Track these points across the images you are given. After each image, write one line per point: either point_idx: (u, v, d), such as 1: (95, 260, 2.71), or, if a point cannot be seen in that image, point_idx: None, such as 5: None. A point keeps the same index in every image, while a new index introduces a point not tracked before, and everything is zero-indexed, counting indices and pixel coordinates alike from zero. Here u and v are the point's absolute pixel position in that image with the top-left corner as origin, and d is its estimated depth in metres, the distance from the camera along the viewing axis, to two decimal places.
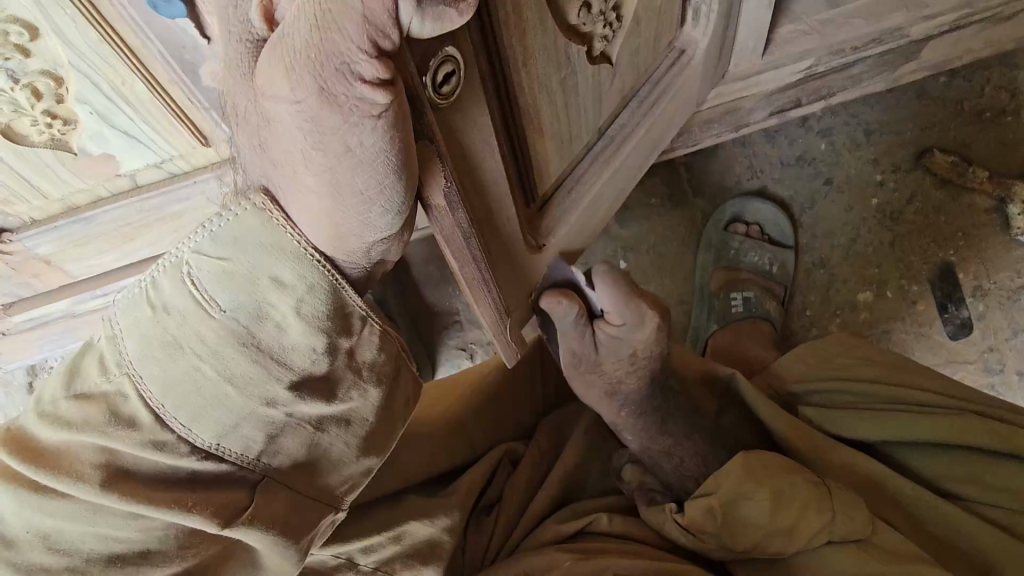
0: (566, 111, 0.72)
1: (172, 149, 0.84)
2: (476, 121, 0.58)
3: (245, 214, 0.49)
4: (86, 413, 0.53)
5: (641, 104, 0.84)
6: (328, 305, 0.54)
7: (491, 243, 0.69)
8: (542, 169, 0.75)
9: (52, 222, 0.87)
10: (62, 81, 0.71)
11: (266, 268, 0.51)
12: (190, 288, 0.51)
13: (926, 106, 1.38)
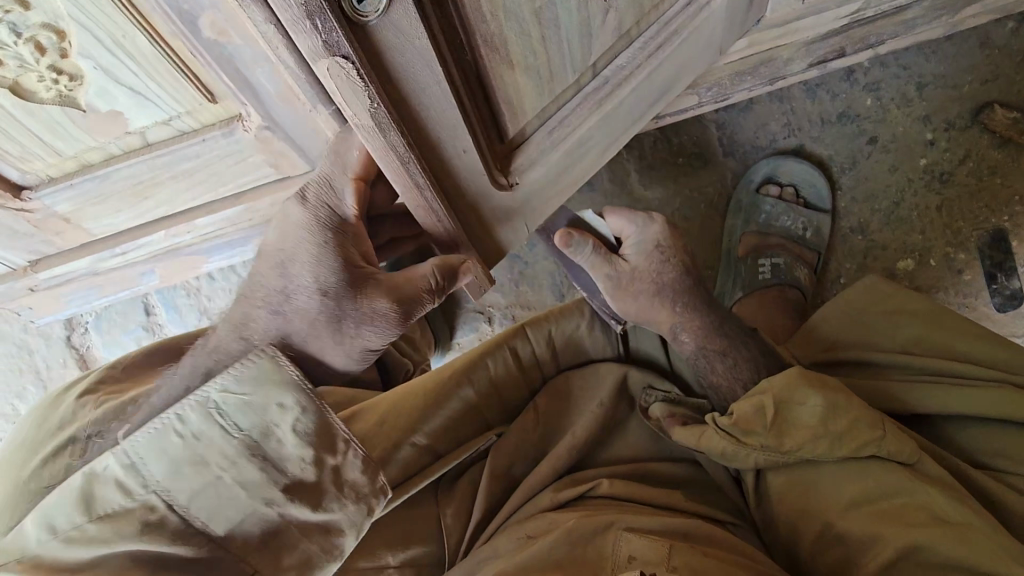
0: (541, 44, 0.64)
1: (179, 106, 0.82)
2: (411, 44, 0.54)
3: (253, 367, 0.62)
4: (112, 529, 0.60)
5: (646, 46, 0.74)
6: (317, 425, 0.64)
7: (444, 175, 0.70)
8: (512, 103, 0.70)
9: (68, 180, 0.87)
10: (64, 35, 0.68)
11: (275, 398, 0.63)
12: (214, 419, 0.62)
13: (989, 57, 1.25)
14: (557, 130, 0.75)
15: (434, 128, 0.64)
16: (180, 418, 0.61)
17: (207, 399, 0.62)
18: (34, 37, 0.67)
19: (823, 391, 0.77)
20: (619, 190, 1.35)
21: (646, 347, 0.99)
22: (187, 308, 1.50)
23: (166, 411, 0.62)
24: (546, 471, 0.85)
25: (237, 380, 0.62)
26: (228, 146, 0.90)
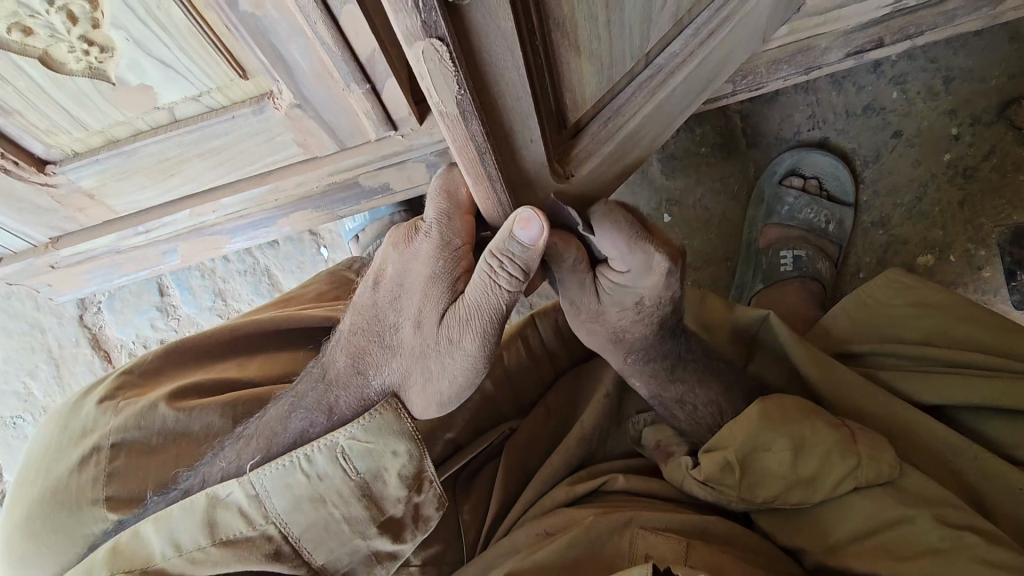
0: (605, 29, 0.63)
1: (208, 80, 0.80)
2: (499, 24, 0.48)
3: (378, 415, 0.68)
4: (236, 554, 0.65)
5: (696, 34, 0.73)
6: (414, 469, 0.69)
7: (516, 171, 0.62)
8: (575, 89, 0.65)
9: (93, 155, 0.86)
10: (97, 5, 0.66)
11: (389, 446, 0.68)
12: (340, 462, 0.67)
13: (1019, 51, 1.24)
14: (626, 120, 0.70)
15: (512, 117, 0.56)
16: (309, 459, 0.67)
17: (337, 443, 0.67)
18: (65, 6, 0.65)
19: (772, 428, 0.74)
20: (641, 179, 1.35)
21: None
22: (201, 289, 1.49)
23: (294, 453, 0.67)
24: (567, 460, 0.85)
25: (364, 431, 0.67)
26: (254, 124, 0.88)
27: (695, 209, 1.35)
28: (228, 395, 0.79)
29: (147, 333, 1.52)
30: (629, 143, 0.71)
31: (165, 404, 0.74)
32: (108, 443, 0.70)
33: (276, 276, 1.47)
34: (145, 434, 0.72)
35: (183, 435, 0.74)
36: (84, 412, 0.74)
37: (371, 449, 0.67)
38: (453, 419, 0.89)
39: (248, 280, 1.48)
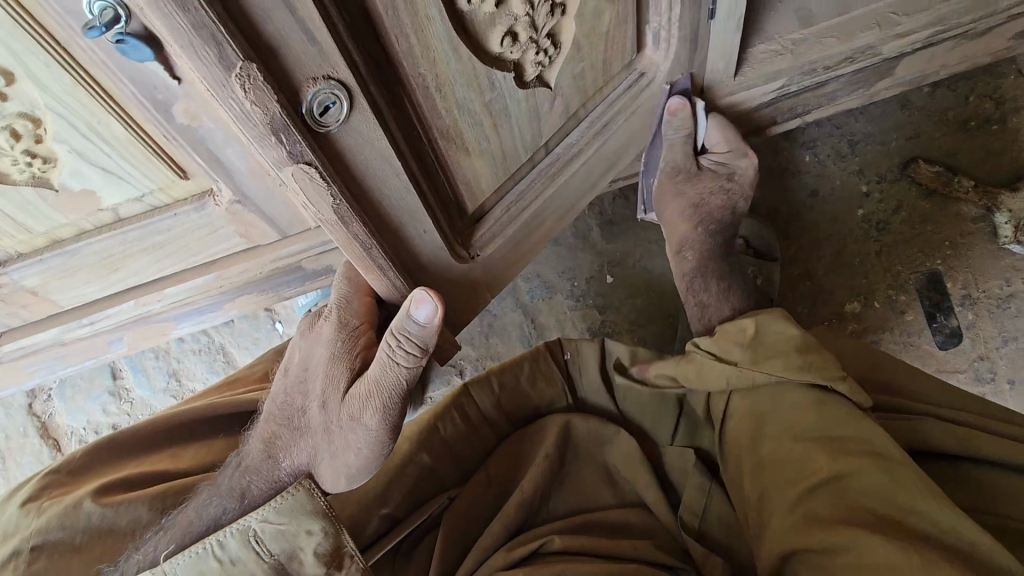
0: (493, 132, 0.75)
1: (151, 183, 0.85)
2: (372, 141, 0.60)
3: (292, 495, 0.69)
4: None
5: (591, 124, 0.88)
6: (330, 545, 0.70)
7: (407, 255, 0.74)
8: (469, 182, 0.78)
9: (38, 256, 0.89)
10: (40, 123, 0.72)
11: (303, 525, 0.69)
12: (252, 546, 0.68)
13: (911, 116, 1.38)
14: (513, 199, 0.85)
15: (394, 213, 0.68)
16: (220, 545, 0.67)
17: (249, 528, 0.68)
18: (10, 127, 0.71)
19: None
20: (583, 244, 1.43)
21: (593, 393, 1.01)
22: (155, 371, 1.49)
23: (206, 540, 0.68)
24: (507, 527, 0.85)
25: (274, 511, 0.69)
26: (198, 220, 0.92)
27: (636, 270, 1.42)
28: (154, 488, 0.79)
29: (97, 419, 1.50)
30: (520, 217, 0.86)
31: (90, 501, 0.74)
32: (28, 546, 0.70)
33: (231, 353, 1.48)
34: (68, 534, 0.72)
35: (109, 531, 0.74)
36: (6, 514, 0.74)
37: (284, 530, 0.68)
38: (394, 493, 0.88)
39: (203, 359, 1.49)
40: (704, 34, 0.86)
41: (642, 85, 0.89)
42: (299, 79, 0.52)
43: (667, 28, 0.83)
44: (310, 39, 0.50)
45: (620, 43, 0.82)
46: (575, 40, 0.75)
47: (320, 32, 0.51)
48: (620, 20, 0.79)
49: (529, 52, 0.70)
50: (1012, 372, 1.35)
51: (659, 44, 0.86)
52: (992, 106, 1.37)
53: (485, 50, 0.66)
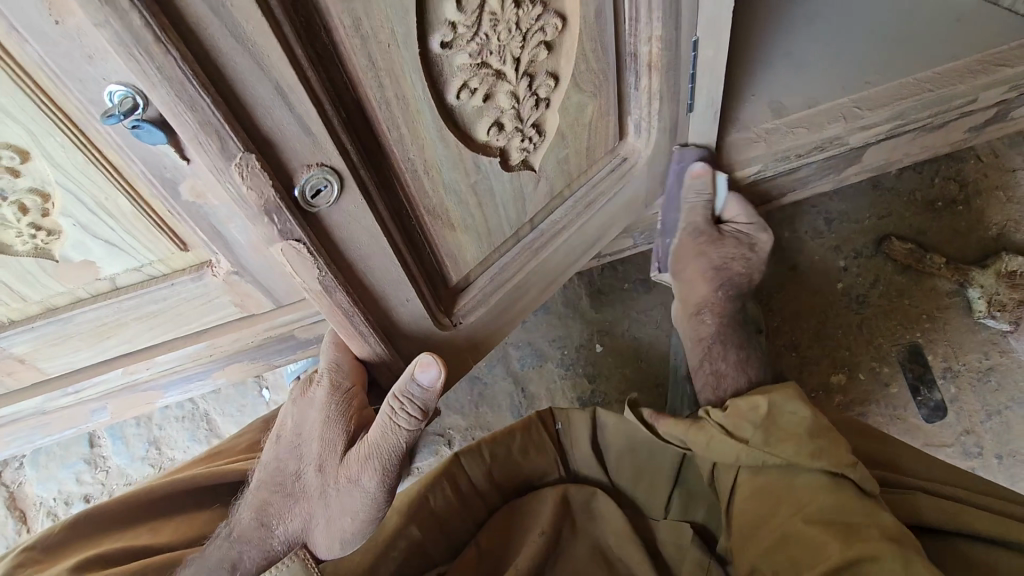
0: (478, 211, 0.78)
1: (151, 255, 0.87)
2: (360, 221, 0.63)
3: (287, 565, 0.73)
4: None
5: (576, 203, 0.92)
6: None
7: (388, 323, 0.76)
8: (454, 257, 0.81)
9: (30, 323, 0.89)
10: (49, 197, 0.76)
11: None
12: None
13: (881, 196, 1.46)
14: (497, 270, 0.88)
15: (378, 285, 0.71)
16: None
17: None
18: (19, 202, 0.75)
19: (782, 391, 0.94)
20: (573, 313, 1.46)
21: (587, 467, 1.00)
22: (135, 439, 1.46)
23: None
24: None
25: None
26: (194, 290, 0.94)
27: (625, 339, 1.44)
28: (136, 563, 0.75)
29: (69, 489, 1.44)
30: (504, 286, 0.89)
31: None
32: None
33: (214, 421, 1.46)
34: None
35: None
36: None
37: None
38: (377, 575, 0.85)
39: (185, 427, 1.46)
40: (684, 127, 0.94)
41: (623, 169, 0.94)
42: (294, 161, 0.55)
43: (647, 119, 0.90)
44: (308, 130, 0.54)
45: (606, 132, 0.88)
46: (561, 130, 0.81)
47: (315, 126, 0.54)
48: (605, 112, 0.85)
49: (513, 140, 0.75)
50: (997, 446, 1.36)
51: (640, 132, 0.92)
52: (956, 188, 1.46)
53: (471, 138, 0.71)
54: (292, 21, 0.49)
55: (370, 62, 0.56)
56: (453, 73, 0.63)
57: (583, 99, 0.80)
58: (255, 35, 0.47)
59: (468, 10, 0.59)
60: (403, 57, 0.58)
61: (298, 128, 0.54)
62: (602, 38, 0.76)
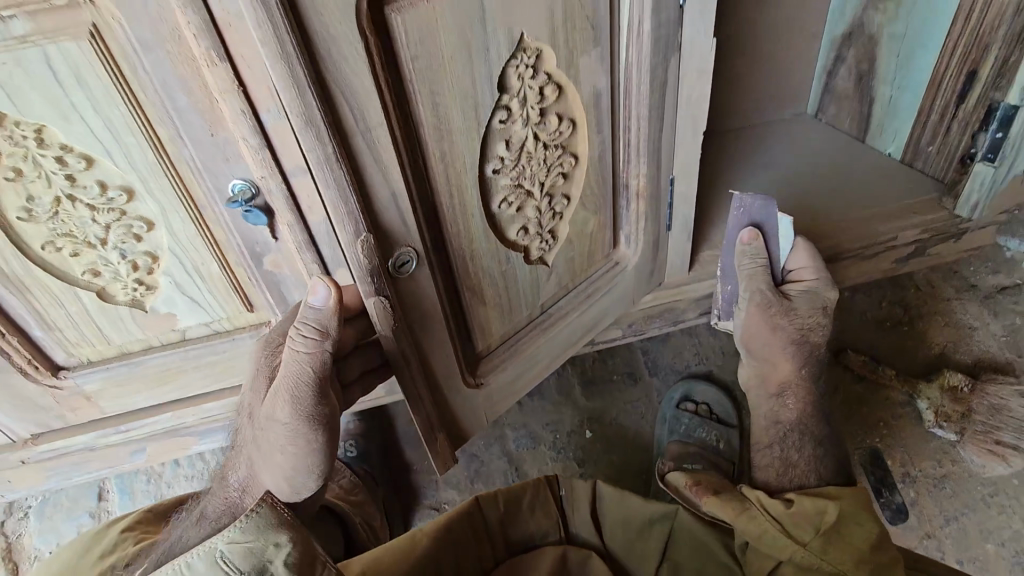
0: (505, 293, 1.00)
1: (221, 311, 1.05)
2: (424, 287, 0.85)
3: (254, 516, 0.68)
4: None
5: (579, 294, 1.13)
6: (298, 555, 0.68)
7: (429, 373, 0.94)
8: (482, 327, 1.01)
9: (106, 363, 1.05)
10: (157, 260, 0.96)
11: (270, 538, 0.68)
12: (219, 566, 0.66)
13: (838, 314, 1.69)
14: (512, 344, 1.07)
15: (429, 340, 0.90)
16: (189, 565, 0.65)
17: (215, 546, 0.67)
18: (133, 261, 0.95)
19: (836, 502, 0.99)
20: (566, 399, 1.61)
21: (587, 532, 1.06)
22: (142, 494, 1.52)
23: (176, 561, 0.66)
24: None
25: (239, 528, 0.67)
26: (251, 346, 1.10)
27: (613, 426, 1.58)
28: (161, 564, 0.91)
29: (67, 543, 1.48)
30: (518, 359, 1.08)
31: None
32: None
33: None
34: None
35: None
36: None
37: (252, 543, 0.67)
38: None
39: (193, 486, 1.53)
40: (664, 241, 1.18)
41: (616, 272, 1.16)
42: (391, 240, 0.78)
43: (634, 233, 1.12)
44: (403, 220, 0.77)
45: (603, 243, 1.11)
46: (569, 237, 1.04)
47: (410, 217, 0.78)
48: (605, 226, 1.09)
49: (535, 241, 0.99)
50: (958, 552, 1.46)
51: (629, 241, 1.14)
52: (901, 311, 1.69)
53: (506, 238, 0.94)
54: (406, 152, 0.75)
55: (445, 179, 0.81)
56: (496, 191, 0.88)
57: (589, 215, 1.04)
58: (385, 159, 0.72)
59: (512, 150, 0.86)
60: (466, 177, 0.83)
61: (398, 219, 0.77)
62: (605, 172, 1.01)
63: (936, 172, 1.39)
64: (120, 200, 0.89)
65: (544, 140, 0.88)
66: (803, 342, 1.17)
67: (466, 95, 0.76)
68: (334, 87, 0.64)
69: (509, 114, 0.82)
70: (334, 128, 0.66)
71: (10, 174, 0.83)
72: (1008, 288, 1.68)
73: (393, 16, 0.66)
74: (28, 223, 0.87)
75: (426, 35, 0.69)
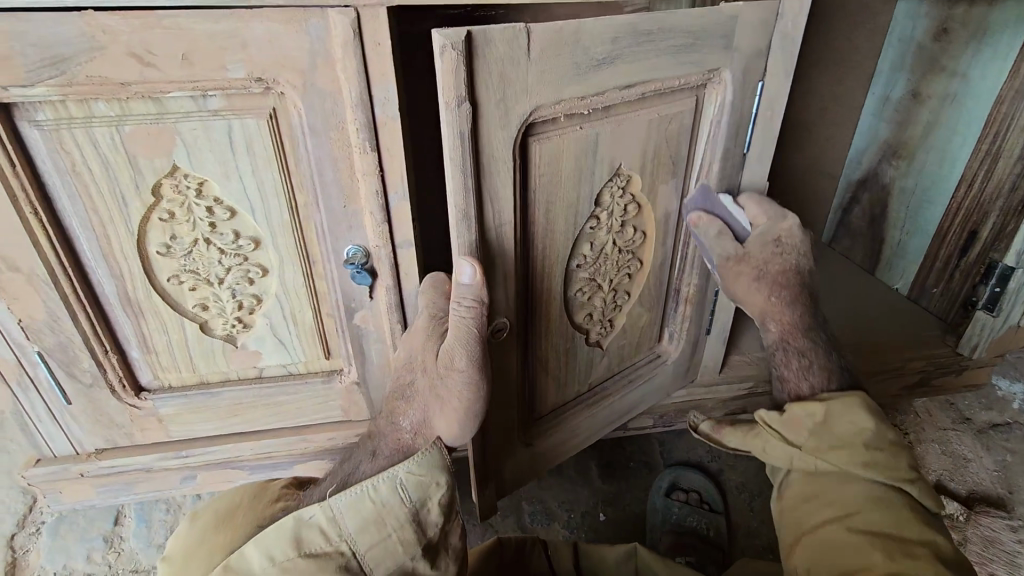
0: (564, 367, 1.14)
1: (301, 356, 1.14)
2: (507, 351, 1.02)
3: (425, 455, 0.83)
4: (317, 565, 0.73)
5: (622, 377, 1.25)
6: (449, 500, 0.85)
7: (494, 425, 1.08)
8: (540, 394, 1.14)
9: (184, 390, 1.13)
10: (260, 302, 1.07)
11: (435, 478, 0.83)
12: (399, 492, 0.80)
13: None
14: (560, 414, 1.19)
15: (500, 396, 1.05)
16: (377, 488, 0.79)
17: (395, 474, 0.81)
18: (240, 301, 1.06)
19: (826, 399, 0.98)
20: (583, 480, 1.67)
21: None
22: (159, 524, 1.53)
23: (366, 483, 0.79)
24: None
25: (416, 464, 0.82)
26: (319, 391, 1.17)
27: (626, 513, 1.62)
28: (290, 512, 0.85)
29: (74, 566, 1.46)
30: (566, 429, 1.19)
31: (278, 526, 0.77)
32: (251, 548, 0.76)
33: None
34: None
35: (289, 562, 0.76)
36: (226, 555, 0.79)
37: (426, 479, 0.82)
38: None
39: None
40: (702, 342, 1.30)
41: (657, 362, 1.28)
42: (493, 310, 0.95)
43: (677, 332, 1.26)
44: (507, 293, 0.96)
45: (648, 336, 1.24)
46: (624, 328, 1.18)
47: (510, 293, 0.96)
48: (653, 321, 1.23)
49: (595, 327, 1.14)
50: None
51: (672, 338, 1.27)
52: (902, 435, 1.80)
53: (573, 319, 1.11)
54: (520, 242, 0.94)
55: (539, 264, 1.00)
56: (573, 281, 1.06)
57: (642, 311, 1.19)
58: (505, 245, 0.91)
59: (590, 251, 1.04)
60: (556, 265, 1.02)
61: (503, 290, 0.95)
62: (663, 275, 1.17)
63: (938, 309, 1.55)
64: (247, 248, 1.00)
65: (619, 245, 1.06)
66: (765, 277, 1.06)
67: (569, 206, 0.96)
68: (485, 191, 0.85)
69: (597, 222, 1.01)
70: (479, 221, 0.86)
71: (164, 215, 0.96)
72: (998, 425, 1.82)
73: (533, 144, 0.87)
74: (164, 257, 0.99)
75: (552, 158, 0.90)
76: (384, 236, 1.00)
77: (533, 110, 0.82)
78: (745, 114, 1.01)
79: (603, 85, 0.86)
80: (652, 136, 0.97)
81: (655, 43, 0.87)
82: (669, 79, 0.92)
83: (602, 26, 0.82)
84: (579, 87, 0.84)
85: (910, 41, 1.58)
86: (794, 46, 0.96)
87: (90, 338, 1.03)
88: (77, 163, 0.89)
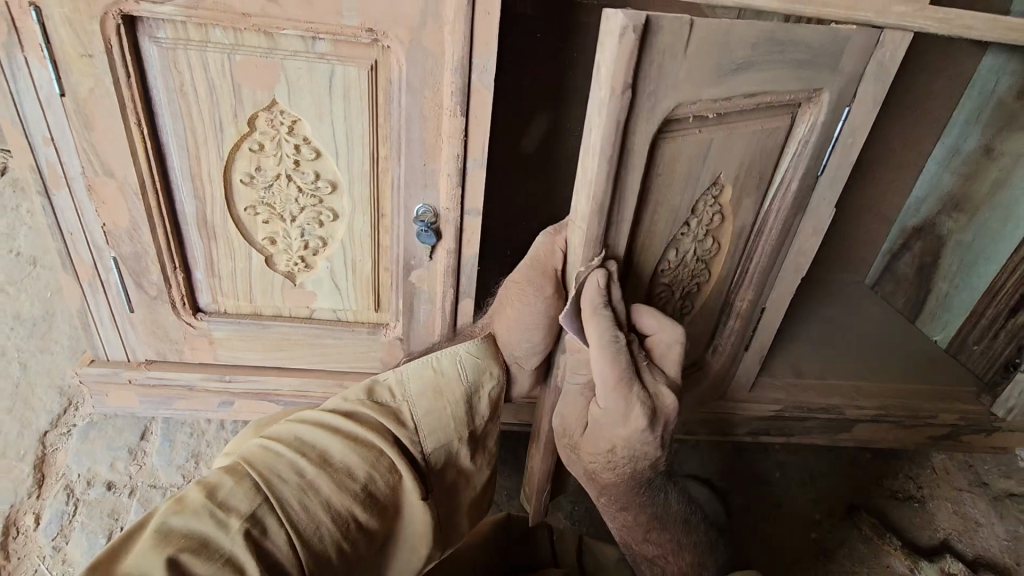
0: None
1: (352, 304, 1.18)
2: None
3: (482, 345, 0.96)
4: (379, 411, 0.79)
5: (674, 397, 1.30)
6: (495, 392, 0.93)
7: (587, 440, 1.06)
8: None
9: (237, 318, 1.18)
10: (325, 246, 1.11)
11: (489, 367, 0.94)
12: (458, 365, 0.89)
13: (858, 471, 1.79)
14: None
15: None
16: (442, 356, 0.89)
17: (458, 351, 0.92)
18: (307, 241, 1.10)
19: None
20: None
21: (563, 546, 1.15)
22: (182, 446, 1.57)
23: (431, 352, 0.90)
24: None
25: (474, 347, 0.95)
26: (364, 341, 1.21)
27: None
28: None
29: (98, 470, 1.51)
30: None
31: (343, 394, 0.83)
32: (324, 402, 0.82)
33: None
34: None
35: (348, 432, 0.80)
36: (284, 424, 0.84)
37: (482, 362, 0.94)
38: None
39: None
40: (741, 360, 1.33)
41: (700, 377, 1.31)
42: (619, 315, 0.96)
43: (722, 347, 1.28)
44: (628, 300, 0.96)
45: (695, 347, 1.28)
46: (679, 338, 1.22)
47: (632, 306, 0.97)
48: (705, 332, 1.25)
49: None
50: None
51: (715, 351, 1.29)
52: (916, 488, 1.75)
53: None
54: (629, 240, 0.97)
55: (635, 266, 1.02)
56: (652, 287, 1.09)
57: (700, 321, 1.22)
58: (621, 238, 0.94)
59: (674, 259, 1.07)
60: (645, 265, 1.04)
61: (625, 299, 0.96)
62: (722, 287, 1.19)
63: (976, 365, 1.54)
64: (325, 190, 1.04)
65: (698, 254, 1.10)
66: None
67: (672, 212, 0.98)
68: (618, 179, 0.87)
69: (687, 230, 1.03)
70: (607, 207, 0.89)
71: (254, 146, 1.00)
72: (1016, 495, 1.73)
73: (663, 141, 0.89)
74: (244, 186, 1.03)
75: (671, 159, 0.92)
76: (455, 200, 1.03)
77: (676, 106, 0.84)
78: (828, 136, 1.01)
79: (735, 90, 0.87)
80: (755, 148, 0.99)
81: (783, 53, 0.88)
82: (782, 94, 0.93)
83: (745, 34, 0.83)
84: (716, 89, 0.85)
85: (990, 96, 1.53)
86: (886, 73, 0.97)
87: (164, 254, 1.09)
88: (185, 81, 0.93)
